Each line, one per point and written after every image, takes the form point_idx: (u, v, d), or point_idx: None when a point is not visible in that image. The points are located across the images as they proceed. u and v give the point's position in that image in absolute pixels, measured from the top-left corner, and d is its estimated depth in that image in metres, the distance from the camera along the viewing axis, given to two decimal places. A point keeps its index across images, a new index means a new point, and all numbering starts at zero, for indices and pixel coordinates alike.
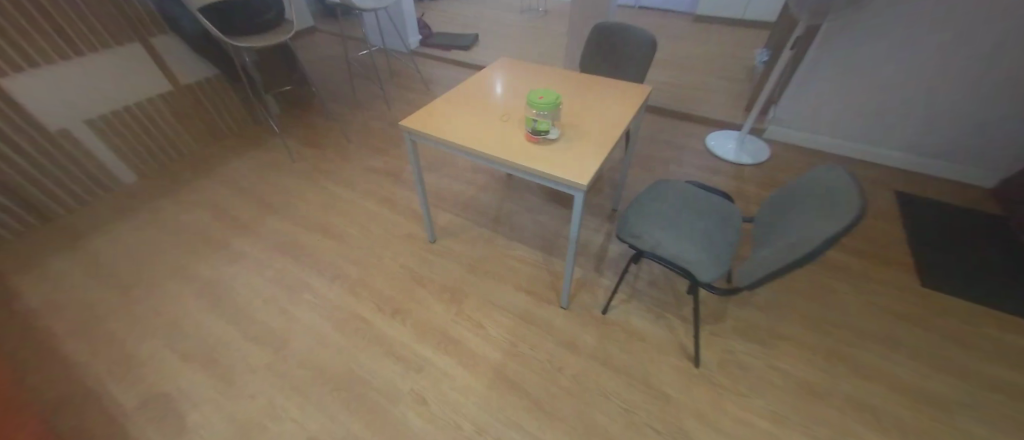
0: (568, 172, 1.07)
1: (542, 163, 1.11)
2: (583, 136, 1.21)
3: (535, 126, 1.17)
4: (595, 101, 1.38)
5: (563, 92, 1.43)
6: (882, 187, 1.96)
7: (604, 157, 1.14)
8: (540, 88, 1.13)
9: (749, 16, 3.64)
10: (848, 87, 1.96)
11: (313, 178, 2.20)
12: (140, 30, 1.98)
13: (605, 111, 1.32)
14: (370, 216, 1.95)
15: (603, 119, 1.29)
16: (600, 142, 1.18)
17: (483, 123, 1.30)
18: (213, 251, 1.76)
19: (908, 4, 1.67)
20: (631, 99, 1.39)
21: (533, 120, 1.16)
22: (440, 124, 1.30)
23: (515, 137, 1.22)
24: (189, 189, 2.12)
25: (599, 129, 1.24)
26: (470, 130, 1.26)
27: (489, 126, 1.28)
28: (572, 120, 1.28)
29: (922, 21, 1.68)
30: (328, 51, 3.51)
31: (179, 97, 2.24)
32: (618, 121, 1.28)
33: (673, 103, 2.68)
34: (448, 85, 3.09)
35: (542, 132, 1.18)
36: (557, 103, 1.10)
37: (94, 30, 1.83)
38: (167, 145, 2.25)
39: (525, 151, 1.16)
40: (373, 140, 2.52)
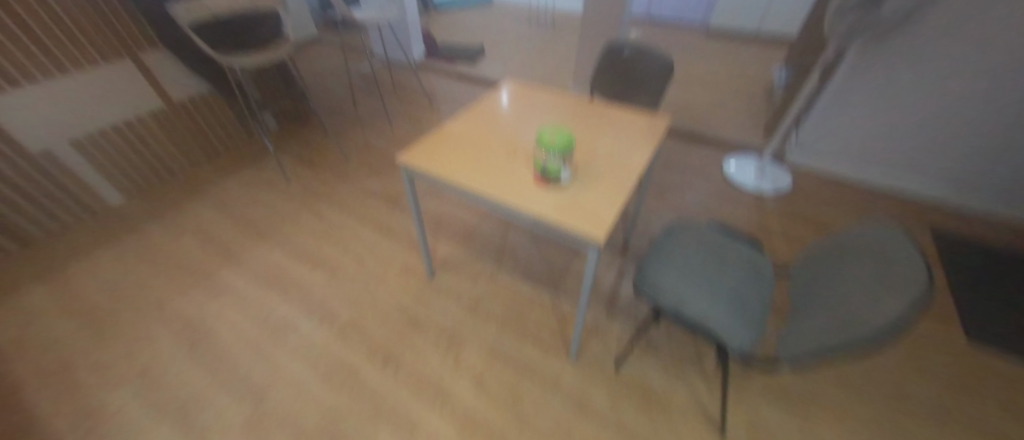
0: (582, 224, 0.95)
1: (552, 212, 0.99)
2: (598, 178, 1.09)
3: (545, 170, 1.03)
4: (611, 135, 1.26)
5: (575, 125, 1.31)
6: (917, 223, 1.81)
7: (622, 205, 1.01)
8: (553, 128, 1.01)
9: (765, 30, 3.51)
10: (879, 114, 1.82)
11: (307, 201, 2.09)
12: (130, 46, 1.88)
13: (622, 148, 1.20)
14: (364, 246, 1.83)
15: (620, 157, 1.16)
16: (617, 187, 1.06)
17: (486, 159, 1.18)
18: (197, 284, 1.65)
19: (950, 29, 1.53)
20: (651, 133, 1.27)
21: (542, 163, 1.03)
22: (438, 160, 1.18)
23: (521, 179, 1.10)
24: (177, 212, 2.03)
25: (615, 170, 1.11)
26: (472, 168, 1.14)
27: (493, 164, 1.16)
28: (585, 158, 1.16)
29: (966, 47, 1.54)
30: (330, 64, 3.42)
31: (171, 115, 2.15)
32: (636, 160, 1.15)
33: (688, 123, 2.54)
34: (452, 100, 2.98)
35: (552, 177, 1.04)
36: (569, 146, 0.97)
37: (79, 47, 1.72)
38: (158, 165, 2.17)
39: (532, 196, 1.03)
40: (372, 160, 2.41)
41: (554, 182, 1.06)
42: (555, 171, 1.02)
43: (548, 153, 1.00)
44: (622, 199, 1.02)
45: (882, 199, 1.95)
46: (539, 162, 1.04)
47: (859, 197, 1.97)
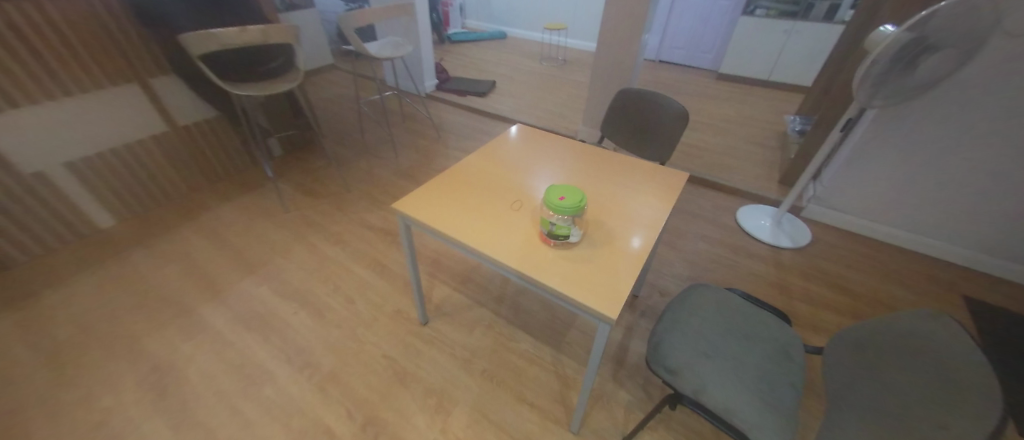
0: (593, 296, 0.84)
1: (558, 277, 0.89)
2: (611, 240, 1.00)
3: (551, 231, 0.95)
4: (627, 191, 1.19)
5: (586, 178, 1.24)
6: (948, 290, 1.68)
7: (637, 273, 0.92)
8: (562, 185, 0.93)
9: (776, 77, 3.51)
10: (904, 173, 1.74)
11: (303, 232, 2.01)
12: (137, 69, 1.87)
13: (639, 206, 1.12)
14: (357, 285, 1.72)
15: (636, 216, 1.08)
16: (633, 251, 0.96)
17: (490, 211, 1.10)
18: (175, 320, 1.56)
19: (979, 92, 1.47)
20: (669, 190, 1.19)
21: (549, 222, 0.95)
22: (438, 209, 1.10)
23: (527, 236, 1.01)
24: (168, 238, 1.95)
25: (630, 231, 1.03)
26: (473, 221, 1.06)
27: (497, 217, 1.07)
28: (597, 215, 1.08)
29: (994, 110, 1.48)
30: (342, 91, 3.45)
31: (174, 139, 2.12)
32: (653, 221, 1.07)
33: (700, 168, 2.47)
34: (460, 133, 2.95)
35: (560, 238, 0.96)
36: (580, 206, 0.89)
37: (84, 69, 1.72)
38: (156, 188, 2.12)
39: (538, 258, 0.94)
40: (374, 191, 2.34)
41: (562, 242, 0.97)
42: (563, 233, 0.94)
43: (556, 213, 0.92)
44: (637, 265, 0.93)
45: (908, 260, 1.83)
46: (545, 220, 0.96)
47: (883, 256, 1.85)
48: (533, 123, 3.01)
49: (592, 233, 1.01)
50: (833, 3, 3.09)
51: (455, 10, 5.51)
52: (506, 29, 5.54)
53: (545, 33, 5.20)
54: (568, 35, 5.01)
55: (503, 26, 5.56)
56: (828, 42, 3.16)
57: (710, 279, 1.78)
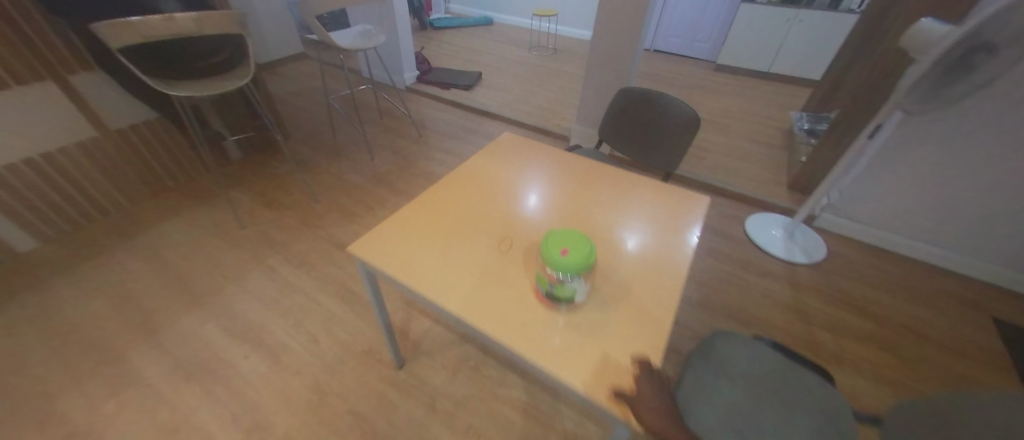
0: (608, 383, 0.65)
1: (556, 359, 0.68)
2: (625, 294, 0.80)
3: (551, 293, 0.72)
4: (636, 223, 0.98)
5: (584, 207, 1.04)
6: (977, 312, 1.53)
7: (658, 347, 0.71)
8: (557, 231, 0.73)
9: (777, 70, 3.33)
10: (934, 180, 1.57)
11: (260, 253, 1.75)
12: (46, 58, 1.54)
13: (655, 243, 0.91)
14: (321, 319, 1.49)
15: (649, 260, 0.87)
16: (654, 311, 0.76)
17: (471, 256, 0.88)
18: (100, 371, 1.31)
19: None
20: (690, 218, 0.99)
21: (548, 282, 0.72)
22: (405, 255, 0.88)
23: (518, 291, 0.80)
24: (99, 263, 1.68)
25: (650, 281, 0.82)
26: (449, 271, 0.84)
27: (481, 265, 0.86)
28: (603, 260, 0.87)
29: None
30: (312, 85, 3.14)
31: (106, 146, 1.81)
32: (671, 266, 0.86)
33: (704, 171, 2.28)
34: (443, 131, 2.69)
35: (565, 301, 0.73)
36: (588, 265, 0.68)
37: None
38: (86, 202, 1.82)
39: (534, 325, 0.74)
40: (344, 199, 2.07)
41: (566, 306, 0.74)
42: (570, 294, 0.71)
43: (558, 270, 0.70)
44: (661, 332, 0.73)
45: (934, 276, 1.67)
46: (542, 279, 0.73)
47: (906, 272, 1.69)
48: (523, 120, 2.76)
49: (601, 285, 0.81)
50: None
51: None
52: (492, 14, 5.22)
53: (534, 19, 4.91)
54: (558, 22, 4.72)
55: (489, 11, 5.24)
56: (836, 32, 2.95)
57: (722, 302, 1.59)
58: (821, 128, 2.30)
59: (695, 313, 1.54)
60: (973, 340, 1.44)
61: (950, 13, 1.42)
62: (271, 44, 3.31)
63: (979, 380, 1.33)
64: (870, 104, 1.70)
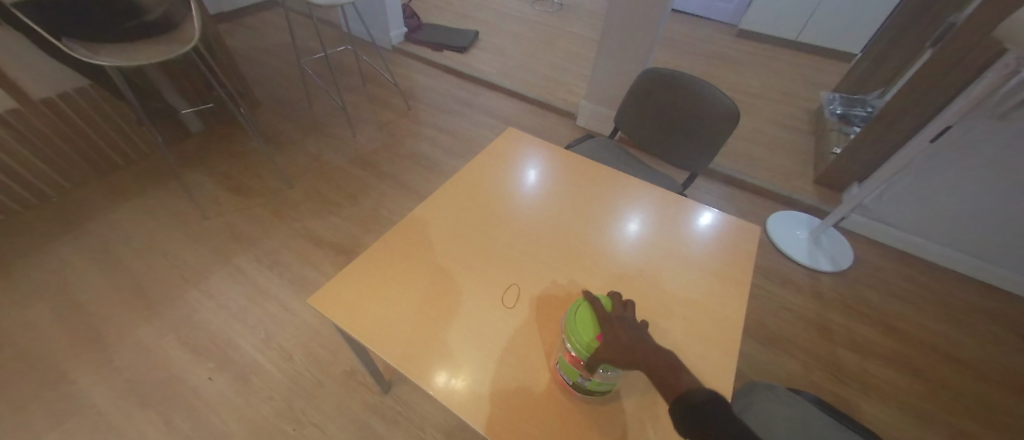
0: None
1: None
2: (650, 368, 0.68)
3: (592, 388, 0.59)
4: (654, 262, 0.85)
5: (595, 236, 0.90)
6: (1010, 332, 1.43)
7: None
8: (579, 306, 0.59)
9: (805, 38, 3.02)
10: (981, 190, 1.41)
11: (225, 250, 1.54)
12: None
13: (674, 290, 0.80)
14: (296, 332, 1.32)
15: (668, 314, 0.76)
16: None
17: (469, 310, 0.75)
18: (41, 394, 1.15)
19: None
20: (715, 258, 0.87)
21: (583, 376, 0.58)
22: (391, 309, 0.75)
23: (526, 363, 0.68)
24: (38, 260, 1.46)
25: (678, 352, 0.70)
26: (444, 334, 0.71)
27: (482, 324, 0.73)
28: None
29: None
30: (283, 41, 2.75)
31: (33, 120, 1.52)
32: (693, 324, 0.75)
33: (723, 158, 2.06)
34: (434, 103, 2.39)
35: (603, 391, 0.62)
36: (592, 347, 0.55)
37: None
38: (17, 188, 1.56)
39: (544, 413, 0.62)
40: (321, 184, 1.83)
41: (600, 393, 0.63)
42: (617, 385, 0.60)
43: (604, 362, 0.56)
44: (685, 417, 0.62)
45: (966, 289, 1.55)
46: (573, 370, 0.58)
47: (937, 284, 1.56)
48: (524, 92, 2.47)
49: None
50: None
51: None
52: None
53: None
54: None
55: None
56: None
57: None
58: (856, 112, 2.05)
59: None
60: (1005, 364, 1.34)
61: None
62: None
63: (1008, 410, 1.24)
64: (928, 95, 1.47)
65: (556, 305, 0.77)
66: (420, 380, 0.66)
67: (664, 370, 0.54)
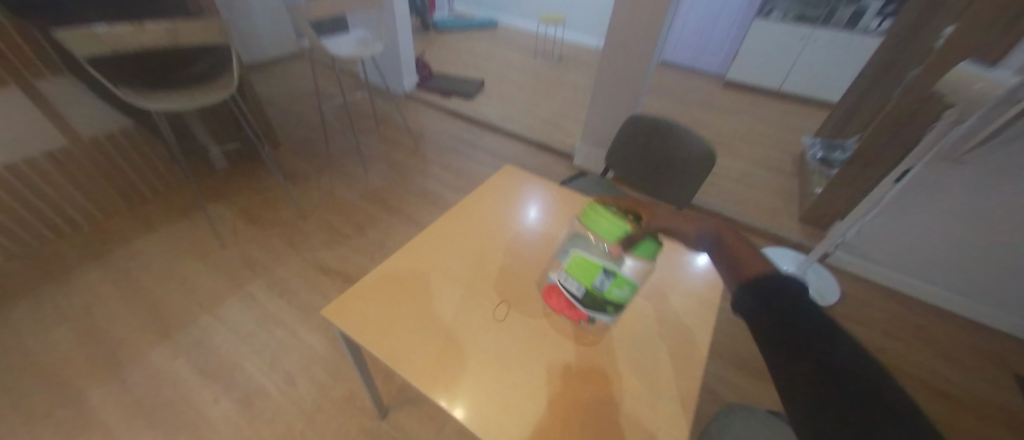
0: None
1: None
2: (627, 367, 0.79)
3: (610, 292, 0.74)
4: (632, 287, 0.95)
5: None
6: (1000, 368, 1.44)
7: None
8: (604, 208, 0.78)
9: (788, 88, 3.24)
10: (954, 229, 1.49)
11: (240, 277, 1.63)
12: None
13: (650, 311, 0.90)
14: (301, 357, 1.38)
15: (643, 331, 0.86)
16: (659, 389, 0.75)
17: (471, 328, 0.85)
18: (55, 412, 1.20)
19: None
20: (686, 283, 0.97)
21: (603, 276, 0.75)
22: (404, 331, 0.83)
23: (524, 371, 0.78)
24: (64, 285, 1.55)
25: (648, 363, 0.80)
26: (453, 351, 0.80)
27: (483, 339, 0.83)
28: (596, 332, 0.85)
29: None
30: (305, 88, 3.02)
31: (78, 156, 1.69)
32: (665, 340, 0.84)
33: (712, 197, 2.17)
34: (441, 143, 2.57)
35: (615, 308, 0.76)
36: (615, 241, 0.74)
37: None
38: (55, 217, 1.69)
39: (543, 414, 0.72)
40: (332, 217, 1.95)
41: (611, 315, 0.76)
42: (629, 297, 0.75)
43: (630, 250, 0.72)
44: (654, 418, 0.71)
45: (955, 326, 1.57)
46: (595, 272, 0.76)
47: (927, 321, 1.59)
48: (525, 134, 2.66)
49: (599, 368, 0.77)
50: (857, 10, 2.80)
51: None
52: (497, 16, 5.16)
53: (540, 25, 4.83)
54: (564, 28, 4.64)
55: (493, 12, 5.18)
56: (852, 53, 2.87)
57: (732, 349, 1.49)
58: (836, 155, 2.17)
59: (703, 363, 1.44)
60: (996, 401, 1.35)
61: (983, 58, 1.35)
62: (265, 43, 3.22)
63: None
64: (894, 142, 1.60)
65: (542, 323, 0.87)
66: (434, 394, 0.74)
67: (754, 261, 0.49)
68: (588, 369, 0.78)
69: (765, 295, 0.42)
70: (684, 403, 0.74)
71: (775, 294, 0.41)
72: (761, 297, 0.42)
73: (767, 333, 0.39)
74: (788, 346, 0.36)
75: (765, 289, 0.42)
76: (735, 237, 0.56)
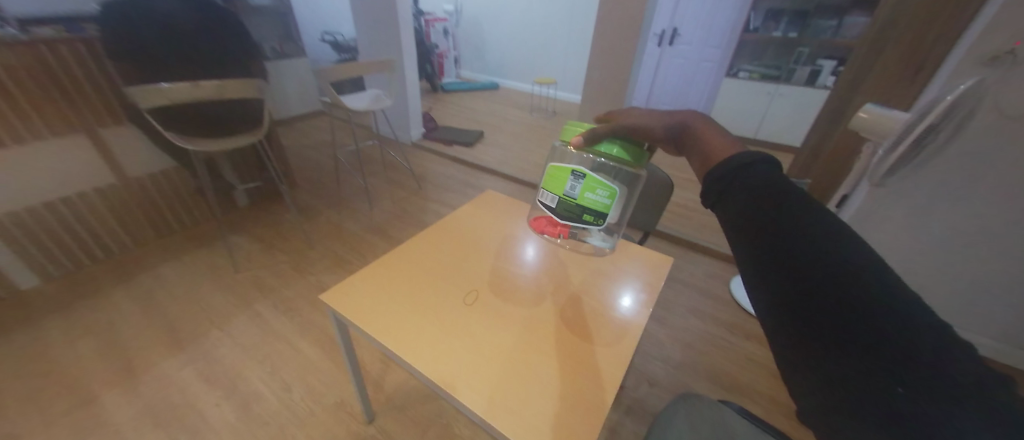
0: (536, 416, 0.79)
1: (494, 397, 0.82)
2: (576, 337, 0.97)
3: (582, 197, 0.67)
4: (584, 284, 1.15)
5: (544, 267, 1.20)
6: None
7: (582, 390, 0.84)
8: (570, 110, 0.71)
9: (762, 135, 3.53)
10: (900, 252, 1.64)
11: (250, 298, 1.79)
12: (71, 93, 1.67)
13: (597, 302, 1.08)
14: (299, 367, 1.49)
15: (590, 317, 1.04)
16: (599, 354, 0.93)
17: (456, 319, 1.00)
18: (71, 414, 1.31)
19: (966, 180, 1.41)
20: (631, 283, 1.17)
21: (574, 178, 0.67)
22: (399, 328, 0.97)
23: (501, 351, 0.93)
24: (92, 304, 1.72)
25: (590, 339, 0.97)
26: (433, 332, 0.97)
27: (462, 323, 0.99)
28: (549, 315, 1.03)
29: (991, 200, 1.40)
30: (323, 139, 3.39)
31: (123, 192, 1.94)
32: (607, 323, 1.02)
33: (689, 230, 2.33)
34: (441, 184, 2.83)
35: (594, 216, 0.67)
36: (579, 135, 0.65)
37: (12, 104, 1.54)
38: (93, 244, 1.91)
39: (528, 383, 0.85)
40: (338, 246, 2.14)
41: (591, 226, 0.68)
42: (609, 202, 0.66)
43: (595, 148, 0.63)
44: (589, 376, 0.87)
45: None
46: (564, 179, 0.68)
47: None
48: (518, 176, 2.91)
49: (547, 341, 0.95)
50: (813, 69, 3.19)
51: (450, 61, 5.64)
52: (500, 80, 5.77)
53: (536, 85, 5.39)
54: (558, 88, 5.17)
55: (497, 77, 5.78)
56: (811, 104, 3.20)
57: (705, 365, 1.56)
58: None
59: (677, 377, 1.51)
60: None
61: (899, 100, 1.57)
62: (293, 104, 3.67)
63: None
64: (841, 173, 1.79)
65: (504, 308, 1.05)
66: (429, 376, 0.87)
67: (721, 147, 0.50)
68: (558, 345, 0.95)
69: (745, 196, 0.40)
70: (616, 369, 0.90)
71: (754, 191, 0.40)
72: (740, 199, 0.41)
73: (753, 237, 0.38)
74: (777, 253, 0.35)
75: (747, 190, 0.40)
76: (698, 120, 0.56)
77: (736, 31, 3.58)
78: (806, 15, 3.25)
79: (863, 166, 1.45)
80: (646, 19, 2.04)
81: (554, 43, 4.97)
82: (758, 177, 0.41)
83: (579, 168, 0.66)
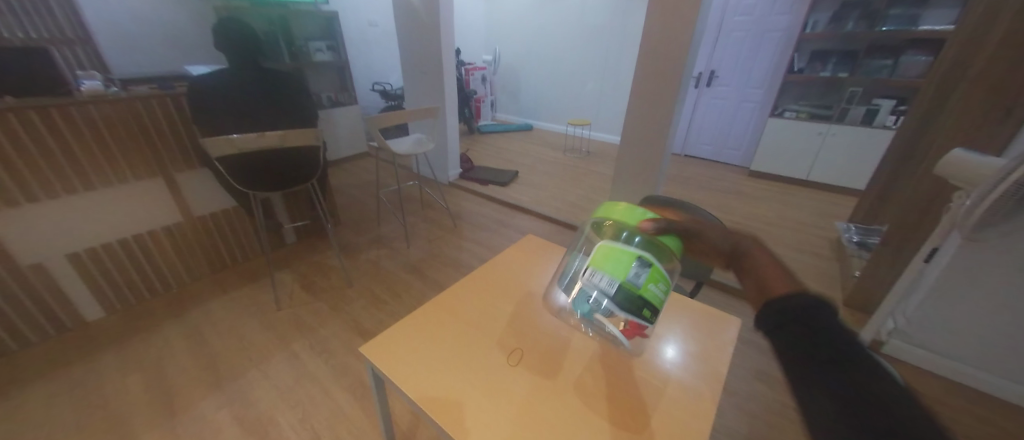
0: None
1: None
2: (636, 411, 0.85)
3: (645, 288, 0.61)
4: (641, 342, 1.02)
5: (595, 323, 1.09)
6: None
7: None
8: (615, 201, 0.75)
9: (814, 176, 3.32)
10: (1008, 316, 1.39)
11: (288, 337, 1.80)
12: (154, 141, 1.85)
13: (659, 366, 0.95)
14: (330, 415, 1.44)
15: (651, 384, 0.91)
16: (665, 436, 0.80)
17: (499, 384, 0.91)
18: None
19: None
20: (697, 344, 1.02)
21: (639, 265, 0.61)
22: (439, 390, 0.90)
23: (547, 422, 0.83)
24: (146, 337, 1.79)
25: (653, 415, 0.84)
26: (471, 394, 0.89)
27: (503, 385, 0.91)
28: (604, 380, 0.92)
29: None
30: (367, 179, 3.56)
31: (187, 229, 2.09)
32: (674, 395, 0.88)
33: None
34: (477, 223, 2.84)
35: (651, 311, 0.62)
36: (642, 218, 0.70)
37: (105, 153, 1.73)
38: (154, 277, 2.02)
39: None
40: (375, 285, 2.15)
41: (648, 321, 0.62)
42: (665, 297, 0.63)
43: (658, 235, 0.68)
44: None
45: (1011, 420, 1.40)
46: (626, 264, 0.61)
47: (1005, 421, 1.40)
48: (553, 215, 2.87)
49: (603, 414, 0.84)
50: (869, 109, 3.01)
51: (486, 105, 5.89)
52: (534, 121, 5.93)
53: (570, 127, 5.49)
54: (593, 129, 5.22)
55: (531, 119, 5.96)
56: (871, 145, 3.01)
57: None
58: (871, 240, 2.22)
59: None
60: None
61: (986, 143, 1.41)
62: (342, 147, 3.91)
63: None
64: (923, 221, 1.60)
65: (550, 368, 0.95)
66: None
67: (778, 277, 0.55)
68: (618, 420, 0.83)
69: (794, 332, 0.47)
70: None
71: (800, 326, 0.47)
72: (790, 332, 0.47)
73: (808, 367, 0.44)
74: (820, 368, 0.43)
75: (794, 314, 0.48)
76: (753, 242, 0.62)
77: (779, 72, 3.50)
78: (856, 55, 3.13)
79: (953, 216, 1.29)
80: (686, 64, 2.03)
81: (588, 86, 5.09)
82: (808, 309, 0.48)
83: (644, 255, 0.62)
